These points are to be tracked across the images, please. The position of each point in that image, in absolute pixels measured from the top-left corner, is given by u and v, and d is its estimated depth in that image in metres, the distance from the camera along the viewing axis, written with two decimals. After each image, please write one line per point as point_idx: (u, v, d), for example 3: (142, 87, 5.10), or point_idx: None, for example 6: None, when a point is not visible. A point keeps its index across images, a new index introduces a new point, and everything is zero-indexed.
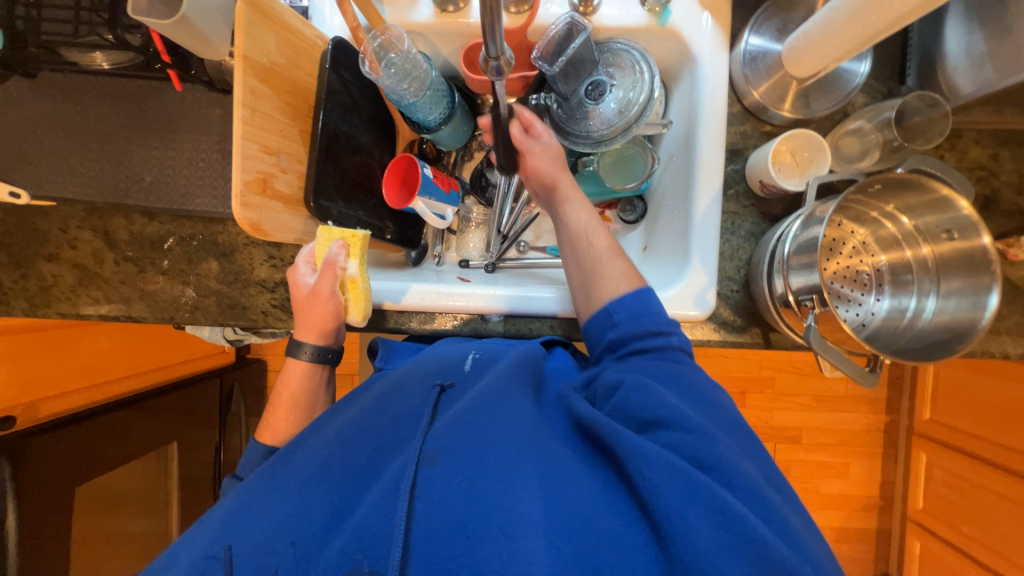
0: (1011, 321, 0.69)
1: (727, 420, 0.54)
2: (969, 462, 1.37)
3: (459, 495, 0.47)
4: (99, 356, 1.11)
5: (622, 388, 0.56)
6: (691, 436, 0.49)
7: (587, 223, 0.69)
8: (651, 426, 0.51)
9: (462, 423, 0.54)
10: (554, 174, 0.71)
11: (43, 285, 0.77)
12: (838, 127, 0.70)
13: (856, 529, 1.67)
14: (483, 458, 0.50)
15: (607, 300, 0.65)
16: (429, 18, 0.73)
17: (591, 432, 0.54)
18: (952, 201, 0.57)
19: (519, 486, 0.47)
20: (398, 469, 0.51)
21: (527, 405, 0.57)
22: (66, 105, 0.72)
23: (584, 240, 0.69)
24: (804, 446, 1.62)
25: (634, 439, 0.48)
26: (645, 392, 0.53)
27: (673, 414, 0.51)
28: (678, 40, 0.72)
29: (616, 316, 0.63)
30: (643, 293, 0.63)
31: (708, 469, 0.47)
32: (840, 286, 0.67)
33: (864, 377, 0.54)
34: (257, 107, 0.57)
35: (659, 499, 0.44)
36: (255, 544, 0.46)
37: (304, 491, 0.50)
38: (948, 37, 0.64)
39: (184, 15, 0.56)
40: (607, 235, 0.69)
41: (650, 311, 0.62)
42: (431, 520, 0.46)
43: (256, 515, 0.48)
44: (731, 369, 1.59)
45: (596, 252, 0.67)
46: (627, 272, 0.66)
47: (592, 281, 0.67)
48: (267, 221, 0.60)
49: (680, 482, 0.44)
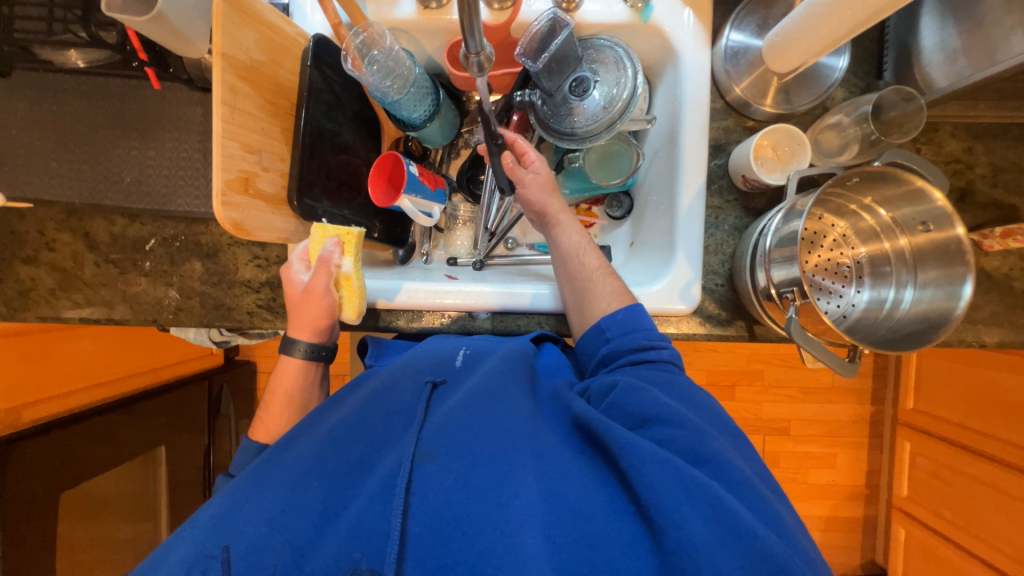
0: (986, 311, 0.71)
1: (717, 418, 0.55)
2: (950, 449, 1.40)
3: (455, 492, 0.47)
4: (82, 360, 1.09)
5: (617, 388, 0.56)
6: (684, 432, 0.50)
7: (579, 244, 0.70)
8: (645, 423, 0.52)
9: (458, 419, 0.54)
10: (544, 199, 0.71)
11: (21, 288, 0.76)
12: (819, 122, 0.71)
13: (843, 517, 1.70)
14: (480, 455, 0.50)
15: (600, 317, 0.65)
16: (413, 15, 0.72)
17: (586, 430, 0.54)
18: (927, 193, 0.58)
19: (515, 482, 0.48)
20: (393, 466, 0.50)
21: (523, 401, 0.57)
22: (40, 104, 0.70)
23: (576, 260, 0.69)
24: (792, 437, 1.65)
25: (628, 436, 0.49)
26: (640, 392, 0.54)
27: (669, 412, 0.52)
28: (660, 36, 0.72)
29: (609, 332, 0.63)
30: (634, 310, 0.64)
31: (701, 463, 0.48)
32: (820, 279, 0.69)
33: (843, 367, 0.55)
34: (237, 105, 0.56)
35: (653, 495, 0.45)
36: (249, 542, 0.45)
37: (296, 489, 0.50)
38: (923, 32, 0.65)
39: (159, 12, 0.56)
40: (598, 255, 0.70)
41: (641, 327, 0.62)
42: (428, 516, 0.46)
43: (249, 513, 0.47)
44: (720, 363, 1.61)
45: (587, 272, 0.68)
46: (617, 290, 0.66)
47: (585, 299, 0.67)
48: (249, 220, 0.59)
49: (673, 478, 0.45)
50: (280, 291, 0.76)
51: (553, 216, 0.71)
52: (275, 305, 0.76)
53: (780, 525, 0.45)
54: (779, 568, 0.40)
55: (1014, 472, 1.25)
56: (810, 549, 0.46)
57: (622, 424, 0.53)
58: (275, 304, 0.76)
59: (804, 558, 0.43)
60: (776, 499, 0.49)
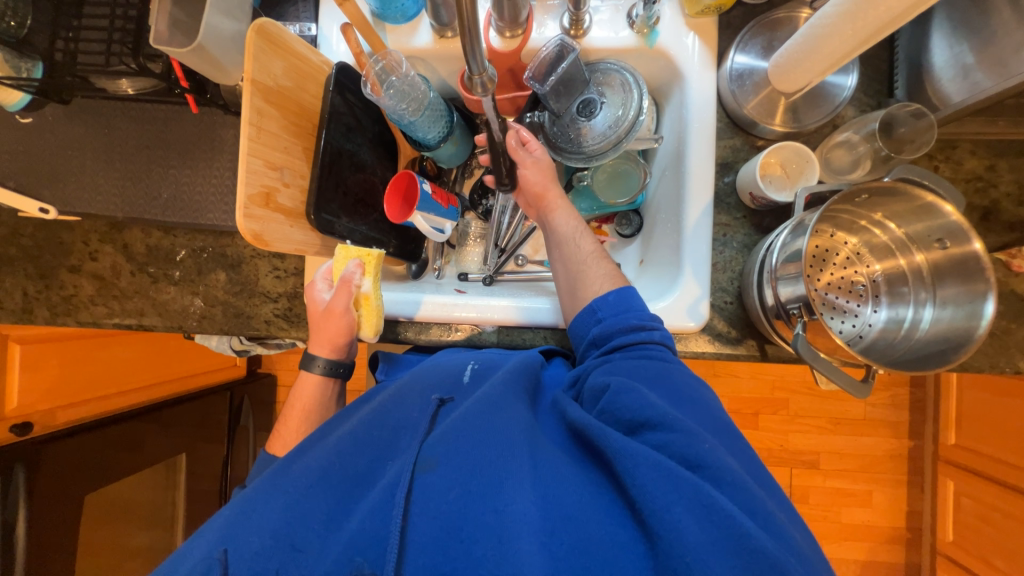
0: (1020, 335, 0.67)
1: (715, 419, 0.53)
2: (995, 489, 1.30)
3: (454, 499, 0.47)
4: (115, 366, 1.16)
5: (608, 390, 0.55)
6: (678, 434, 0.48)
7: (574, 228, 0.72)
8: (638, 428, 0.51)
9: (458, 430, 0.53)
10: (544, 183, 0.73)
11: (64, 294, 0.82)
12: (827, 141, 0.71)
13: (883, 563, 1.57)
14: (477, 462, 0.50)
15: (591, 298, 0.65)
16: (429, 44, 0.77)
17: (584, 440, 0.53)
18: (938, 208, 0.56)
19: (512, 489, 0.47)
20: (394, 476, 0.50)
21: (521, 411, 0.56)
22: (94, 128, 0.78)
23: (570, 244, 0.71)
24: (822, 471, 1.55)
25: (620, 441, 0.48)
26: (632, 393, 0.53)
27: (659, 414, 0.50)
28: (667, 59, 0.75)
29: (601, 313, 0.64)
30: (625, 291, 0.64)
31: (694, 467, 0.46)
32: (834, 297, 0.67)
33: (857, 388, 0.53)
34: (263, 126, 0.61)
35: (647, 498, 0.44)
36: (251, 551, 0.45)
37: (301, 499, 0.50)
38: (934, 49, 0.65)
39: (200, 43, 0.62)
40: (592, 240, 0.71)
41: (632, 308, 0.62)
42: (427, 524, 0.46)
43: (253, 522, 0.48)
44: (742, 389, 1.55)
45: (582, 255, 0.69)
46: (611, 273, 0.67)
47: (577, 281, 0.68)
48: (269, 232, 0.63)
49: (665, 479, 0.44)
50: (296, 301, 0.79)
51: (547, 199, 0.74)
52: (292, 315, 0.79)
53: (777, 525, 0.44)
54: (772, 565, 0.39)
55: None
56: (806, 549, 0.44)
57: (616, 429, 0.52)
58: (292, 314, 0.79)
59: (800, 560, 0.42)
60: (777, 509, 0.47)
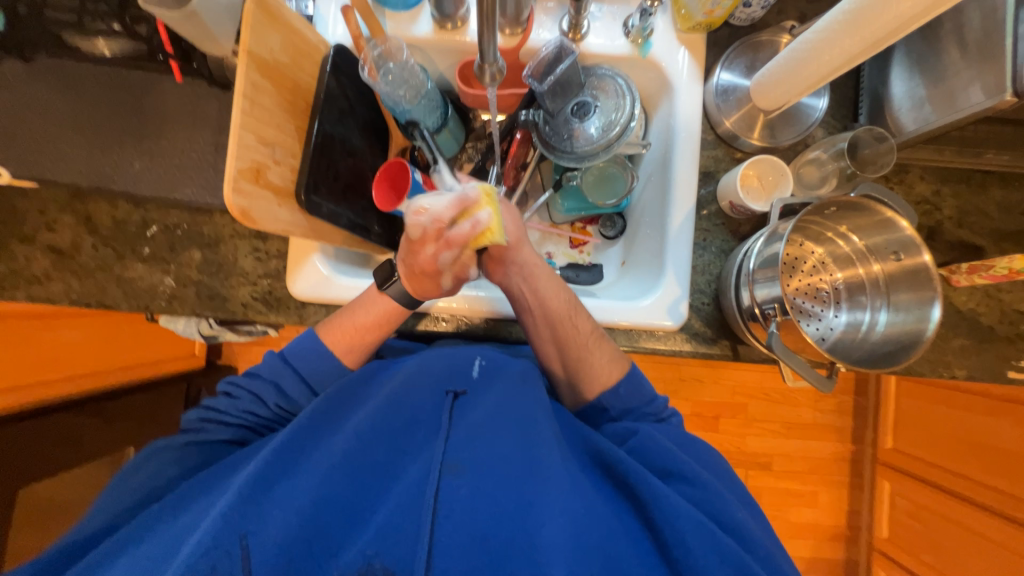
0: (956, 344, 0.75)
1: (733, 484, 0.60)
2: (928, 489, 1.44)
3: (484, 511, 0.51)
4: (66, 351, 1.05)
5: (637, 436, 0.60)
6: (704, 492, 0.54)
7: (570, 306, 0.67)
8: (668, 477, 0.56)
9: (483, 436, 0.57)
10: (516, 235, 0.68)
11: (14, 266, 0.75)
12: (800, 157, 0.78)
13: (825, 559, 1.68)
14: (502, 476, 0.53)
15: (602, 388, 0.66)
16: (429, 34, 0.77)
17: (608, 469, 0.57)
18: (895, 223, 0.62)
19: (542, 511, 0.50)
20: (419, 473, 0.54)
21: (551, 424, 0.59)
22: (57, 88, 0.72)
23: (569, 324, 0.66)
24: (774, 472, 1.64)
25: (662, 489, 0.52)
26: (663, 446, 0.58)
27: (692, 471, 0.56)
28: (658, 70, 0.79)
29: (613, 411, 0.66)
30: (634, 382, 0.66)
31: (725, 528, 0.53)
32: (801, 301, 0.73)
33: (822, 383, 0.57)
34: (257, 99, 0.59)
35: (689, 553, 0.48)
36: (273, 531, 0.48)
37: (322, 483, 0.52)
38: (894, 82, 0.72)
39: (194, 9, 0.59)
40: (589, 318, 0.68)
41: (644, 399, 0.66)
42: (454, 531, 0.49)
43: (280, 497, 0.51)
44: (707, 395, 1.62)
45: (582, 338, 0.66)
46: (613, 355, 0.67)
47: (580, 367, 0.66)
48: (257, 209, 0.59)
49: (705, 537, 0.49)
50: (277, 284, 0.77)
51: (533, 266, 0.69)
52: (272, 298, 0.77)
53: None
54: None
55: (999, 518, 1.27)
56: None
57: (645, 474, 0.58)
58: (272, 297, 0.76)
59: None
60: (781, 555, 0.55)
